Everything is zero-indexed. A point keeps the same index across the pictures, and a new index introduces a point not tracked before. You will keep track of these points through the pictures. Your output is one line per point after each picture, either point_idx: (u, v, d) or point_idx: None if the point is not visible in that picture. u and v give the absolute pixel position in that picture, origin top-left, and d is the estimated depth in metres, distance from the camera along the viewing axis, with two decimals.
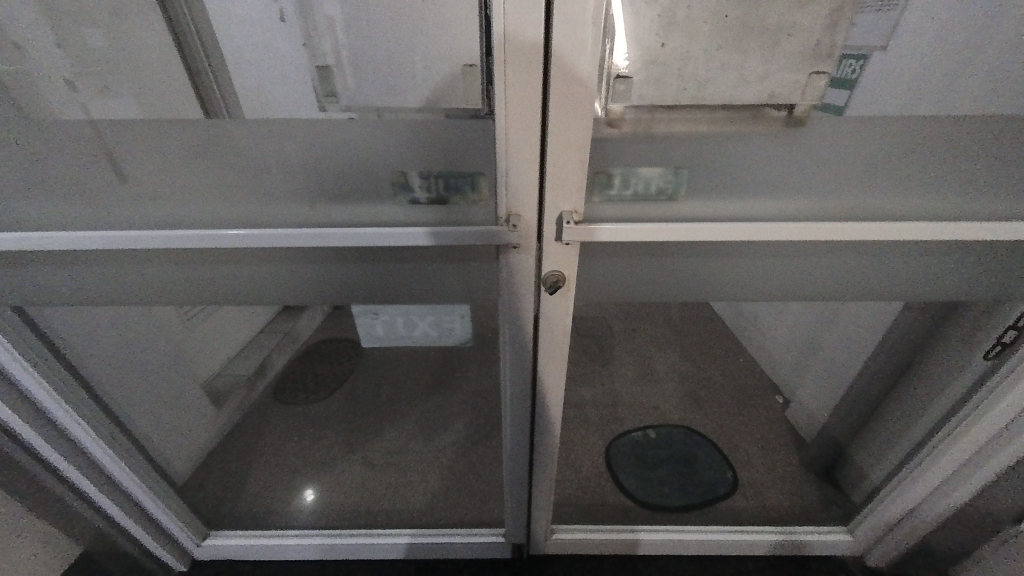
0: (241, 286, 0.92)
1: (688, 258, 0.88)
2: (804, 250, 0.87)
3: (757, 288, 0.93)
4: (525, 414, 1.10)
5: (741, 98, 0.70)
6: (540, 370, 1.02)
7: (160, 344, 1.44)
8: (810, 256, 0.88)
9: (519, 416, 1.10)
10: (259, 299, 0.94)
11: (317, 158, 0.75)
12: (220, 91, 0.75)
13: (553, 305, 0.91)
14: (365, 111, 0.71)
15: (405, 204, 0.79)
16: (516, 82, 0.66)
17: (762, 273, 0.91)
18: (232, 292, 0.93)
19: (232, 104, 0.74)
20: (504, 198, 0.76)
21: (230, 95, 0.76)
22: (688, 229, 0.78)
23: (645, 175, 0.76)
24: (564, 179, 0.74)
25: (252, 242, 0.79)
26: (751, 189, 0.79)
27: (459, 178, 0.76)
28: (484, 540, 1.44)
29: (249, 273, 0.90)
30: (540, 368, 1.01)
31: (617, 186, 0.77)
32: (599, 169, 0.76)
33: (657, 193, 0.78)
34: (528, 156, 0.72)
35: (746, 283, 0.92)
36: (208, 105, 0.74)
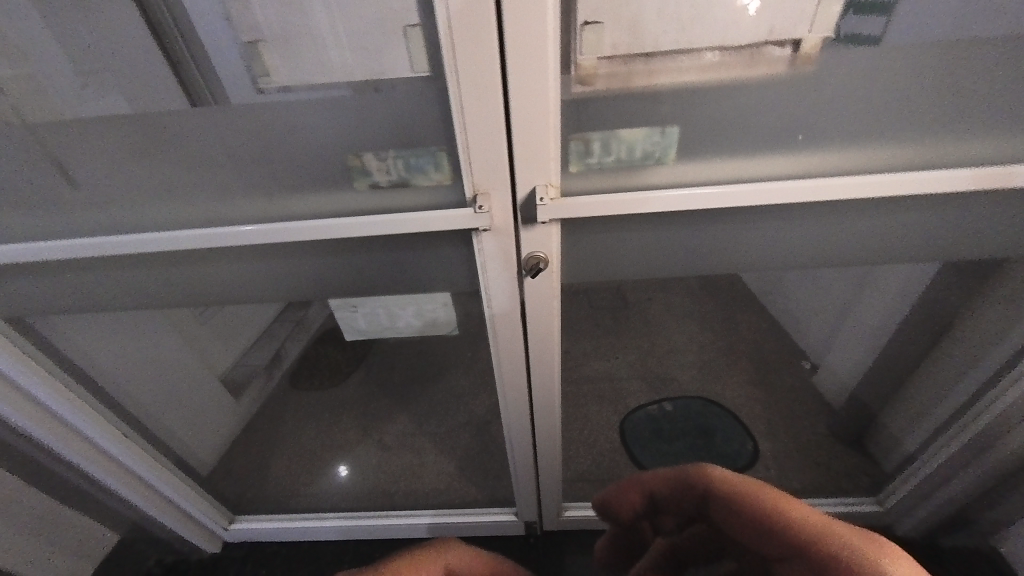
0: (220, 288, 0.91)
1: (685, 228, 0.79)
2: (822, 213, 0.77)
3: (766, 258, 0.84)
4: (522, 401, 1.08)
5: (732, 40, 0.59)
6: (532, 357, 0.98)
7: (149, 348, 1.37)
8: (828, 221, 0.78)
9: (516, 403, 1.08)
10: (241, 297, 0.93)
11: (267, 148, 0.70)
12: (200, 69, 0.64)
13: (537, 290, 0.85)
14: (311, 91, 0.64)
15: (365, 189, 0.73)
16: (464, 41, 0.57)
17: (771, 242, 0.82)
18: (213, 292, 0.91)
19: (215, 86, 0.65)
20: (470, 178, 0.69)
21: (212, 75, 0.64)
22: (679, 199, 0.70)
23: (629, 139, 0.67)
24: (534, 151, 0.66)
25: (217, 242, 0.76)
26: (755, 145, 0.68)
27: (419, 158, 0.69)
28: (497, 518, 1.50)
29: (225, 276, 0.89)
30: (532, 356, 0.97)
31: (598, 154, 0.69)
32: (574, 135, 0.67)
33: (645, 159, 0.69)
34: (491, 128, 0.64)
35: (753, 254, 0.84)
36: (190, 90, 0.65)
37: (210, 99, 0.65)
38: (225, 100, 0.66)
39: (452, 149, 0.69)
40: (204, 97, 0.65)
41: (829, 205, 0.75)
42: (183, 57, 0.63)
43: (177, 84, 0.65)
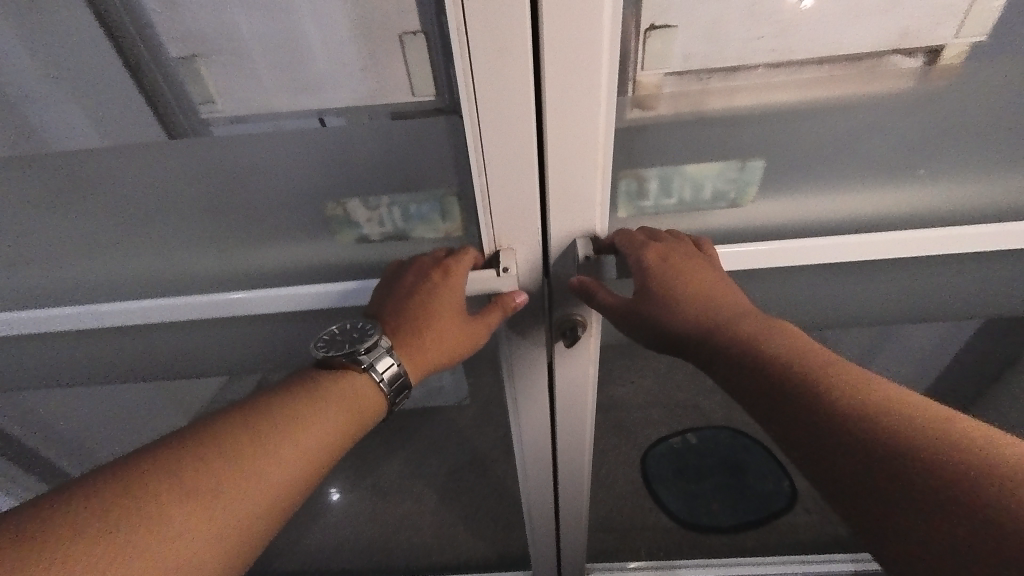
0: (175, 359, 0.72)
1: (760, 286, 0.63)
2: (938, 267, 0.60)
3: (850, 314, 0.69)
4: (545, 476, 0.90)
5: (849, 45, 0.43)
6: (560, 431, 0.81)
7: (71, 406, 0.96)
8: (943, 276, 0.62)
9: (539, 479, 0.91)
10: (195, 368, 0.74)
11: (225, 194, 0.54)
12: (169, 85, 0.46)
13: (568, 361, 0.68)
14: (275, 120, 0.48)
15: (350, 242, 0.57)
16: (483, 54, 0.40)
17: (868, 299, 0.65)
18: (156, 364, 0.73)
19: (189, 109, 0.47)
20: (490, 230, 0.52)
21: (184, 94, 0.46)
22: (760, 253, 0.54)
23: (697, 176, 0.51)
24: (576, 196, 0.50)
25: (171, 316, 0.61)
26: (852, 182, 0.53)
27: (421, 205, 0.54)
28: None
29: (176, 346, 0.69)
30: (560, 431, 0.80)
31: (655, 194, 0.53)
32: (626, 172, 0.51)
33: (715, 199, 0.53)
34: (520, 166, 0.47)
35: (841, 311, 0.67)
36: (164, 115, 0.48)
37: (186, 127, 0.48)
38: (162, 134, 0.49)
39: (466, 193, 0.52)
40: (179, 123, 0.48)
41: (948, 260, 0.59)
42: (148, 66, 0.45)
43: (107, 114, 0.48)
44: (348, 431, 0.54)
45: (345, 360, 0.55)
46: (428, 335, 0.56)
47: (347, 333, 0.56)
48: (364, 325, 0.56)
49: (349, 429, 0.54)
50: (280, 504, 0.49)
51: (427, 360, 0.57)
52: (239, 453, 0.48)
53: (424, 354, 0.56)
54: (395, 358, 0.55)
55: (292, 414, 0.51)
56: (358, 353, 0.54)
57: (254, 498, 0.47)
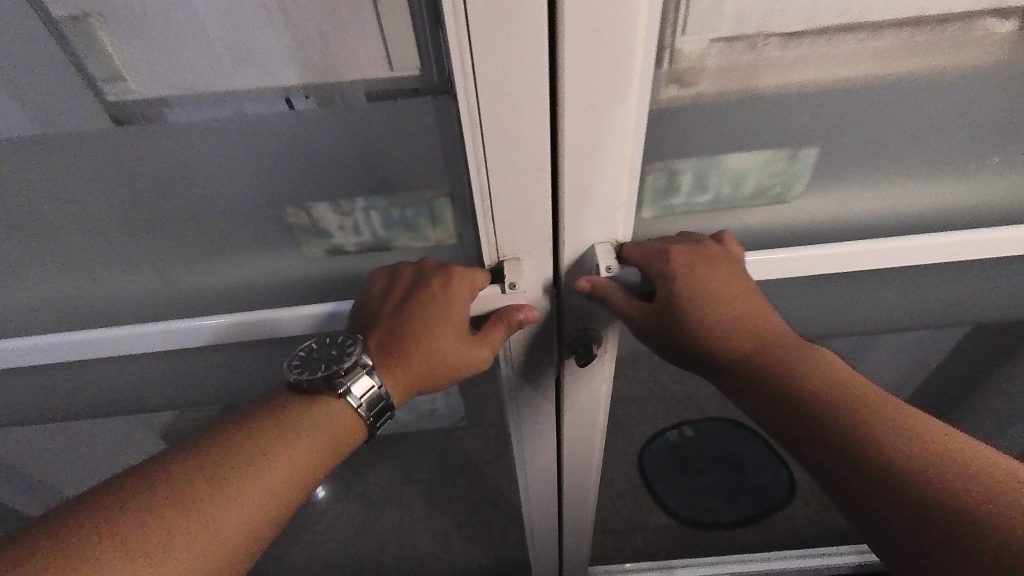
0: (111, 394, 0.60)
1: (799, 291, 0.55)
2: (989, 266, 0.54)
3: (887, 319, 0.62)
4: (551, 503, 0.81)
5: (942, 4, 0.34)
6: (566, 458, 0.70)
7: None
8: (991, 276, 0.55)
9: (544, 506, 0.81)
10: (136, 405, 0.63)
11: (150, 204, 0.42)
12: (100, 55, 0.33)
13: (578, 382, 0.58)
14: (203, 107, 0.36)
15: (319, 256, 0.46)
16: (483, 9, 0.29)
17: (910, 303, 0.58)
18: (90, 402, 0.61)
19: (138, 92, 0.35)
20: (491, 242, 0.42)
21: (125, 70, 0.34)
22: (810, 262, 0.45)
23: (739, 167, 0.42)
24: (598, 196, 0.40)
25: (95, 351, 0.49)
26: (908, 175, 0.45)
27: (404, 209, 0.43)
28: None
29: (110, 380, 0.57)
30: (567, 458, 0.70)
31: (687, 191, 0.44)
32: (656, 165, 0.41)
33: (758, 196, 0.44)
34: (530, 162, 0.37)
35: (878, 316, 0.60)
36: (106, 99, 0.35)
37: (139, 116, 0.36)
38: (51, 129, 0.37)
39: (460, 195, 0.42)
40: (129, 110, 0.36)
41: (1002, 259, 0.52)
42: (68, 31, 0.32)
43: None
44: (325, 463, 0.45)
45: (320, 385, 0.44)
46: (419, 355, 0.45)
47: (325, 350, 0.44)
48: (343, 339, 0.44)
49: (327, 461, 0.45)
50: (244, 554, 0.40)
51: (416, 383, 0.46)
52: (190, 499, 0.39)
53: (410, 377, 0.46)
54: (377, 381, 0.45)
55: (256, 447, 0.42)
56: (338, 376, 0.43)
57: (210, 553, 0.38)
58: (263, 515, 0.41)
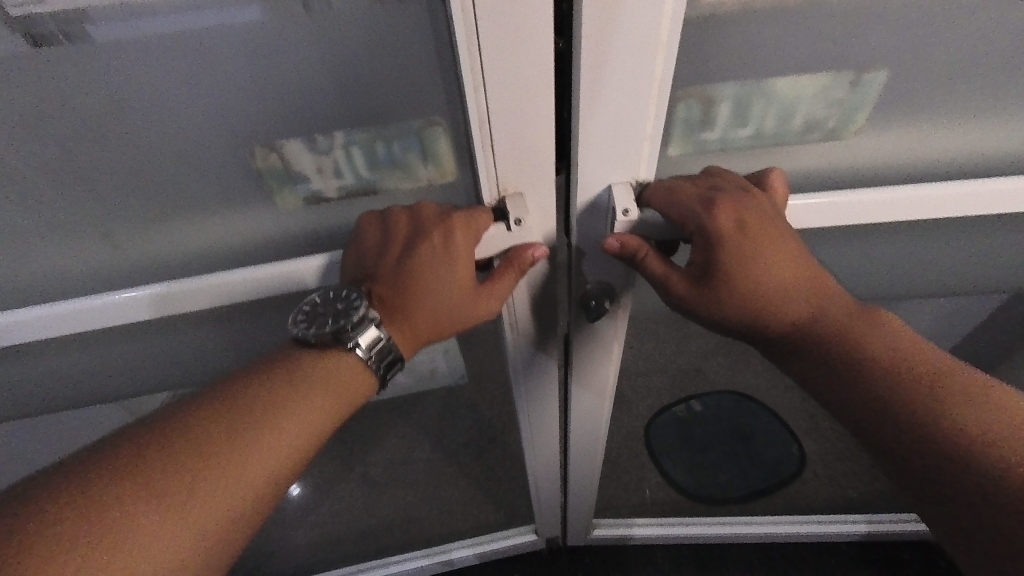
0: (56, 376, 0.52)
1: (837, 251, 0.48)
2: None
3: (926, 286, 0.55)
4: (555, 474, 0.77)
5: None
6: (573, 419, 0.63)
7: None
8: None
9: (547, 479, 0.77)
10: (98, 389, 0.56)
11: (82, 148, 0.34)
12: None
13: (588, 335, 0.49)
14: (129, 20, 0.28)
15: (297, 206, 0.40)
16: None
17: (949, 274, 0.52)
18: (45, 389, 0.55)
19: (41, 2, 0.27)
20: (491, 178, 0.36)
21: None
22: (869, 208, 0.38)
23: (788, 96, 0.35)
24: (617, 125, 0.33)
25: (39, 332, 0.42)
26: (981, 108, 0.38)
27: (392, 143, 0.37)
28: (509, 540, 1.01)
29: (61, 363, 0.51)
30: (576, 430, 0.65)
31: (723, 126, 0.37)
32: (685, 92, 0.35)
33: (805, 133, 0.38)
34: (535, 77, 0.30)
35: (908, 288, 0.55)
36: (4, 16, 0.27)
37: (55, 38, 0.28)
38: None
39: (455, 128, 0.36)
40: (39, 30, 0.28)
41: None
42: None
43: None
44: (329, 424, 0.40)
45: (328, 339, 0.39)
46: (430, 309, 0.39)
47: (329, 303, 0.38)
48: (348, 293, 0.38)
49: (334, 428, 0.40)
50: (264, 509, 0.36)
51: (423, 337, 0.41)
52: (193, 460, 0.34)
53: (415, 327, 0.40)
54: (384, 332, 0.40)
55: (266, 396, 0.37)
56: (344, 331, 0.38)
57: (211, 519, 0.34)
58: (282, 467, 0.37)
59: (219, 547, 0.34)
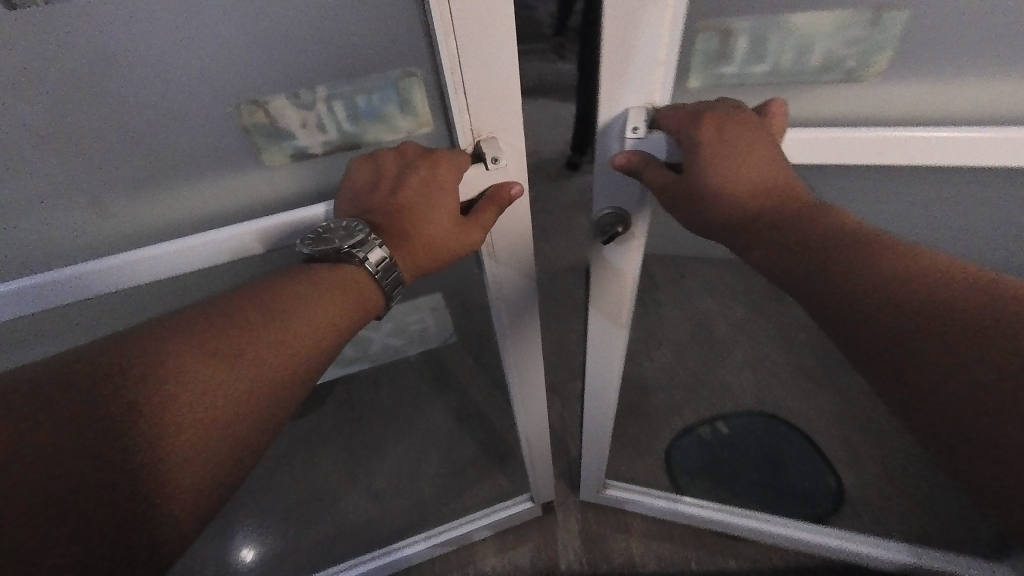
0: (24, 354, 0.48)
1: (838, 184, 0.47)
2: None
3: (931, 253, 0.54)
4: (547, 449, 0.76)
5: None
6: (586, 356, 0.60)
7: None
8: None
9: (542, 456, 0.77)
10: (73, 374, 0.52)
11: (66, 114, 0.32)
12: None
13: (599, 258, 0.47)
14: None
15: (282, 163, 0.39)
16: None
17: (979, 216, 0.49)
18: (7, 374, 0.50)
19: None
20: (463, 121, 0.36)
21: None
22: (890, 146, 0.37)
23: (806, 32, 0.34)
24: (625, 48, 0.33)
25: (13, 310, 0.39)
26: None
27: (374, 93, 0.37)
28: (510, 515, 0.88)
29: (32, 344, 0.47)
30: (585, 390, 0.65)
31: (741, 63, 0.36)
32: (706, 26, 0.35)
33: (822, 74, 0.37)
34: (499, 22, 0.31)
35: (927, 232, 0.52)
36: None
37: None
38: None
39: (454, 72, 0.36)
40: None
41: None
42: None
43: None
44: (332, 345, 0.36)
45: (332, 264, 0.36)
46: (439, 234, 0.38)
47: (330, 233, 0.36)
48: (351, 224, 0.36)
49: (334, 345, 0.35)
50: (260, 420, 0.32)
51: (425, 268, 0.39)
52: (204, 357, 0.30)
53: (415, 260, 0.38)
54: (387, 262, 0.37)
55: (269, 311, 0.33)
56: (347, 257, 0.36)
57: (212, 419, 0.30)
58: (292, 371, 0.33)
59: (228, 468, 0.31)
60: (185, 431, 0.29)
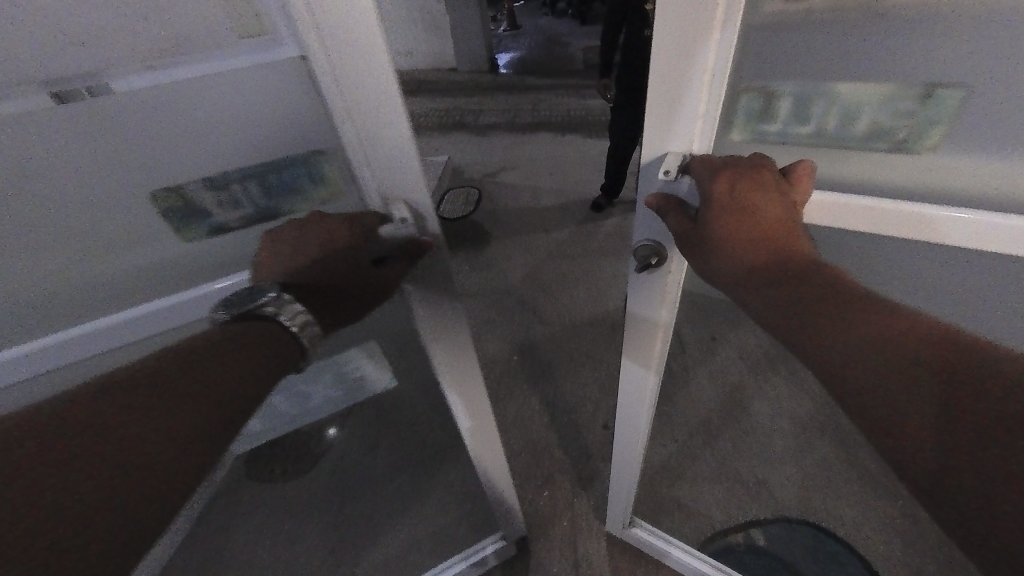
0: None
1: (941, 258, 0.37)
2: None
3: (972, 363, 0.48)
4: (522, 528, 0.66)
5: None
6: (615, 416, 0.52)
7: None
8: None
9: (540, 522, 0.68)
10: None
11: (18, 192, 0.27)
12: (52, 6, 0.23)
13: (629, 284, 0.40)
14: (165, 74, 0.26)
15: (199, 241, 0.34)
16: None
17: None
18: None
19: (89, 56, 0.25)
20: (369, 188, 0.33)
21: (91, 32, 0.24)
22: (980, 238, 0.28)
23: (852, 100, 0.30)
24: (663, 103, 0.31)
25: None
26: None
27: (288, 168, 0.32)
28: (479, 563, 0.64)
29: None
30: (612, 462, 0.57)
31: (784, 123, 0.33)
32: (746, 86, 0.32)
33: (869, 142, 0.31)
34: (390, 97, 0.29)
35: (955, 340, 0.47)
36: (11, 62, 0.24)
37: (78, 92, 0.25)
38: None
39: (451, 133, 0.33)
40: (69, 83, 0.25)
41: None
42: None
43: None
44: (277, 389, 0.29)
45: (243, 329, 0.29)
46: (353, 291, 0.31)
47: (241, 296, 0.30)
48: (264, 291, 0.29)
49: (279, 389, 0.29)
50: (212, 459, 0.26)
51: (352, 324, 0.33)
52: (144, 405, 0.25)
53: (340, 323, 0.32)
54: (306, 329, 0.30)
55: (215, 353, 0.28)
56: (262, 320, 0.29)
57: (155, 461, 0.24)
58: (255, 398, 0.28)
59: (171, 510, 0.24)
60: (42, 519, 0.21)
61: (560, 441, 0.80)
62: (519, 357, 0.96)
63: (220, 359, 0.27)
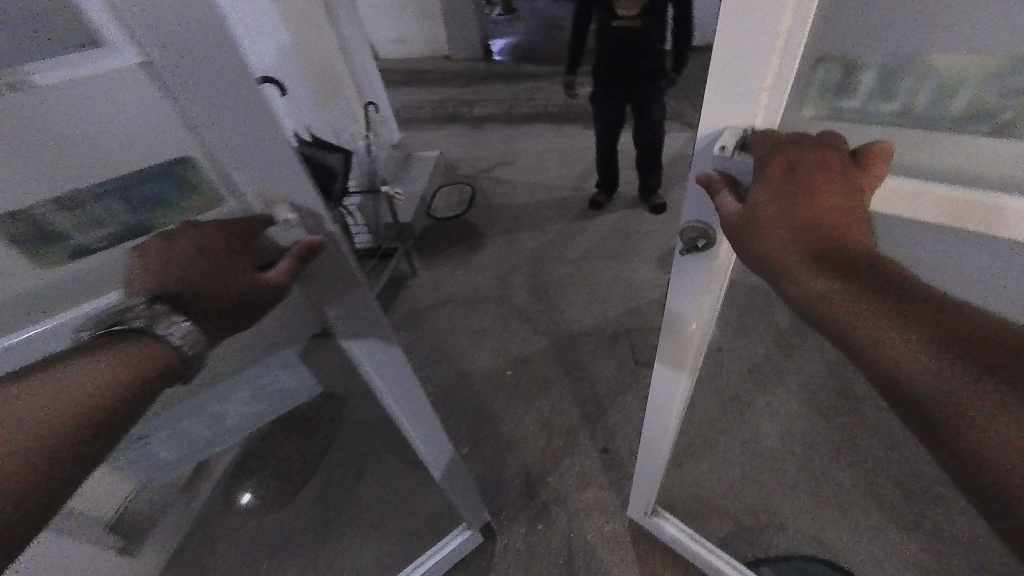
0: None
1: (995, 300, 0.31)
2: None
3: None
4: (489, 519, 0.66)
5: None
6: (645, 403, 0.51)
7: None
8: None
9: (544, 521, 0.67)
10: None
11: None
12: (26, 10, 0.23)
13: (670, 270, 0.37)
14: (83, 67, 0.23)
15: (54, 272, 0.28)
16: None
17: None
18: None
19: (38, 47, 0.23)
20: (247, 192, 0.29)
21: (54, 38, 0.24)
22: None
23: (957, 70, 0.24)
24: (732, 64, 0.26)
25: None
26: None
27: (148, 173, 0.26)
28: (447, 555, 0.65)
29: None
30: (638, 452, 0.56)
31: (865, 100, 0.27)
32: (825, 52, 0.26)
33: (968, 126, 0.25)
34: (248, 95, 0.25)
35: None
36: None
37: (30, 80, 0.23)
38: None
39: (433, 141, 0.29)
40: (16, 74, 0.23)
41: None
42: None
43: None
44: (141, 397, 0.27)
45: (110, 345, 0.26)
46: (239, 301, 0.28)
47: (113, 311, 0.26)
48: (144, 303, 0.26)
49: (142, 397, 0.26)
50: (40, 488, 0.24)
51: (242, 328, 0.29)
52: None
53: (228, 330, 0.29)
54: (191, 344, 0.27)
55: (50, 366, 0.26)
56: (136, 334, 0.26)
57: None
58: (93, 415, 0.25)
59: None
60: None
61: (552, 463, 0.77)
62: (513, 372, 0.93)
63: (72, 371, 0.25)
